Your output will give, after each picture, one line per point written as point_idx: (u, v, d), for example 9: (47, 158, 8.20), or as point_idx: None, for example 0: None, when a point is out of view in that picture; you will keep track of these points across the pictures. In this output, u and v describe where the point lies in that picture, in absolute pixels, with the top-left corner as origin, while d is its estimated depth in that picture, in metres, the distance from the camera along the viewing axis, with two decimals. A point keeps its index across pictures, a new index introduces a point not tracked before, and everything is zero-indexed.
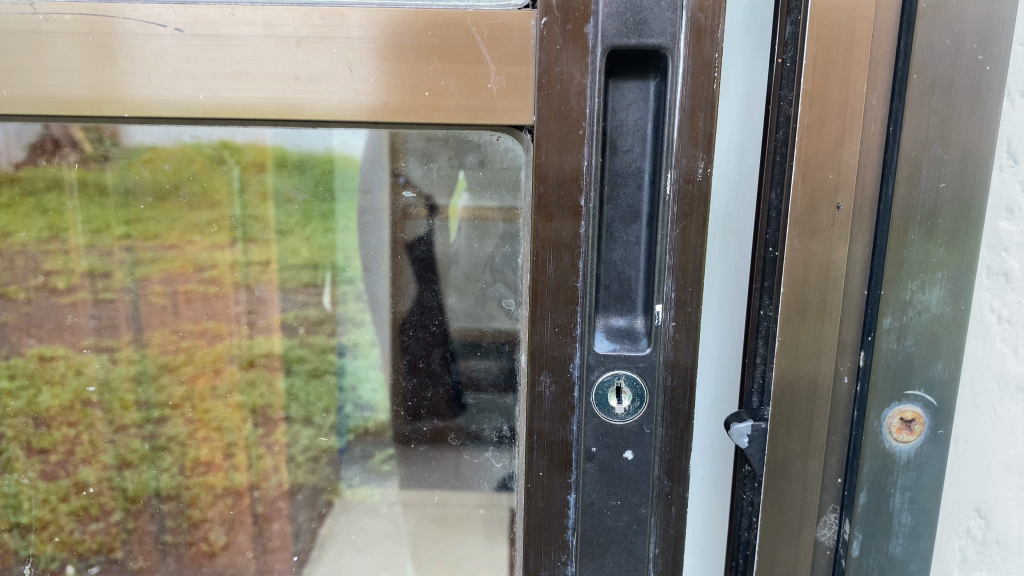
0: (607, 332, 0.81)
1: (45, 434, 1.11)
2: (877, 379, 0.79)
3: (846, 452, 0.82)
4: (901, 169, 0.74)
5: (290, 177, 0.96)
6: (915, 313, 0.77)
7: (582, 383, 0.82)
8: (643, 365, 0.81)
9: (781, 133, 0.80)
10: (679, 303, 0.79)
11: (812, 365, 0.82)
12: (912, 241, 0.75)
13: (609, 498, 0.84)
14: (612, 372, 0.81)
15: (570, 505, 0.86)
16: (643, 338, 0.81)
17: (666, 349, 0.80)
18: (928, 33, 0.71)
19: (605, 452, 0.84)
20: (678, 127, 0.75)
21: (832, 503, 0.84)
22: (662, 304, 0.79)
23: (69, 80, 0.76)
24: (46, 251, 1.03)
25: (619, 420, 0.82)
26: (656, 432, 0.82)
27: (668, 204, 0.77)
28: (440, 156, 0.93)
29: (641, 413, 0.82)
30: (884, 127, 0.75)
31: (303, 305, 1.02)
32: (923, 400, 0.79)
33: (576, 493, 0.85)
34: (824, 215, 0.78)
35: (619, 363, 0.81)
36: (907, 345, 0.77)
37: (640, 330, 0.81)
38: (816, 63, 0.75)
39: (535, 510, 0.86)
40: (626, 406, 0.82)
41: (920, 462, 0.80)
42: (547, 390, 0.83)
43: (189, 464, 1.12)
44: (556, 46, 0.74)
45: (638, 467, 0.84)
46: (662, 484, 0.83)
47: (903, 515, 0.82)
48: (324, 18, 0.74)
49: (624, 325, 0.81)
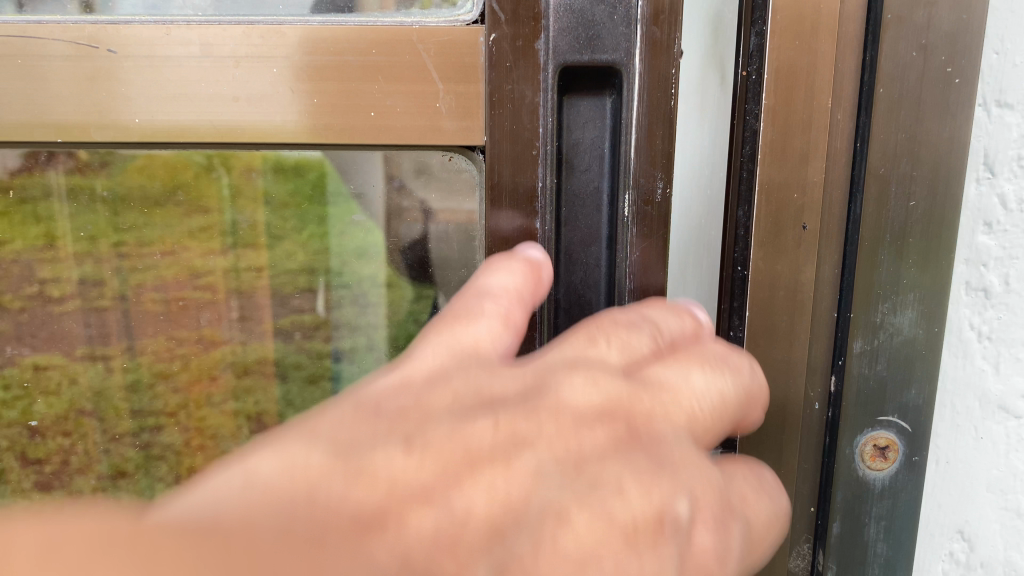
0: None
1: (38, 444, 1.06)
2: (848, 405, 0.76)
3: (818, 481, 0.79)
4: (869, 188, 0.71)
5: (284, 179, 0.91)
6: (886, 336, 0.74)
7: None
8: None
9: (746, 149, 0.75)
10: None
11: (780, 389, 0.78)
12: (882, 261, 0.72)
13: None
14: None
15: None
16: None
17: None
18: (893, 44, 0.68)
19: None
20: (636, 145, 0.73)
21: (806, 534, 0.80)
22: None
23: (40, 103, 0.76)
24: (41, 260, 0.98)
25: None
26: None
27: (628, 226, 0.75)
28: (432, 162, 0.87)
29: None
30: (850, 143, 0.72)
31: (298, 310, 0.98)
32: (897, 426, 0.76)
33: None
34: (790, 235, 0.75)
35: None
36: (878, 369, 0.75)
37: None
38: (778, 75, 0.71)
39: None
40: None
41: (895, 490, 0.77)
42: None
43: (184, 474, 1.08)
44: (506, 64, 0.72)
45: None
46: None
47: (878, 546, 0.78)
48: (262, 37, 0.73)
49: None
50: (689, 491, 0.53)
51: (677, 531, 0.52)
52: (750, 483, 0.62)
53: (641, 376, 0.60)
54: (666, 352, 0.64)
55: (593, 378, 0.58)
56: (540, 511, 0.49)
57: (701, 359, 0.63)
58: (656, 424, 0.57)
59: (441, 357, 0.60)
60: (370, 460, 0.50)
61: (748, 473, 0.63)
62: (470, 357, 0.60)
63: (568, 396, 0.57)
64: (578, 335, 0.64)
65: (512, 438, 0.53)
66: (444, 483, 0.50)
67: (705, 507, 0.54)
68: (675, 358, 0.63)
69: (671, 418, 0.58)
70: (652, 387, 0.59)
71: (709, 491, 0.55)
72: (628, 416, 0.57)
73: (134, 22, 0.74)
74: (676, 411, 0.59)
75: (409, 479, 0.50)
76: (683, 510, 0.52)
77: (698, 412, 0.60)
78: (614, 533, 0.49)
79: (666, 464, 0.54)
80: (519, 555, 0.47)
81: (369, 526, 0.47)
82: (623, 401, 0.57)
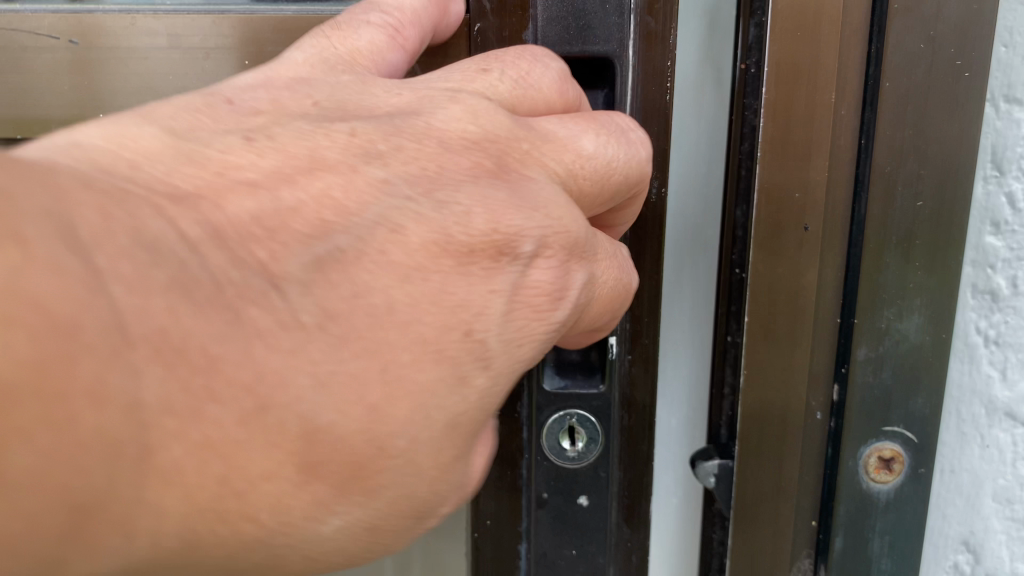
0: (560, 368, 0.77)
1: None
2: (853, 415, 0.72)
3: (820, 494, 0.75)
4: (875, 188, 0.67)
5: None
6: (891, 343, 0.70)
7: (531, 424, 0.77)
8: (597, 403, 0.76)
9: (745, 146, 0.73)
10: (634, 335, 0.75)
11: (779, 398, 0.74)
12: (888, 264, 0.69)
13: (563, 549, 0.79)
14: (564, 411, 0.76)
15: (521, 555, 0.80)
16: (598, 373, 0.77)
17: (621, 384, 0.76)
18: (900, 35, 0.64)
19: (559, 499, 0.78)
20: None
21: (806, 549, 0.76)
22: (617, 337, 0.75)
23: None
24: None
25: (573, 462, 0.77)
26: (613, 474, 0.78)
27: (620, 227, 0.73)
28: None
29: (597, 455, 0.77)
30: (855, 139, 0.67)
31: None
32: (902, 437, 0.72)
33: (528, 543, 0.79)
34: (791, 237, 0.70)
35: (572, 402, 0.76)
36: (884, 378, 0.71)
37: (596, 363, 0.77)
38: (779, 68, 0.67)
39: (485, 561, 0.81)
40: (579, 448, 0.77)
41: (900, 503, 0.74)
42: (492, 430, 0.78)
43: None
44: (491, 55, 0.69)
45: (594, 515, 0.78)
46: (622, 532, 0.79)
47: (882, 561, 0.75)
48: (234, 27, 0.69)
49: (578, 359, 0.77)
50: (540, 235, 0.52)
51: (514, 261, 0.50)
52: (611, 249, 0.62)
53: (529, 120, 0.58)
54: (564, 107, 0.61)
55: (471, 106, 0.55)
56: (377, 214, 0.46)
57: (604, 122, 0.61)
58: (529, 170, 0.54)
59: (304, 63, 0.58)
60: (203, 151, 0.45)
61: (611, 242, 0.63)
62: (358, 89, 0.56)
63: (439, 122, 0.53)
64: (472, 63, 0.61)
65: (362, 148, 0.49)
66: (275, 180, 0.45)
67: (552, 252, 0.53)
68: (570, 115, 0.60)
69: (549, 167, 0.56)
70: (538, 132, 0.57)
71: (567, 241, 0.53)
72: (502, 151, 0.54)
73: (98, 10, 0.70)
74: (558, 163, 0.57)
75: (243, 171, 0.45)
76: (528, 245, 0.51)
77: (578, 173, 0.58)
78: (448, 252, 0.47)
79: (526, 196, 0.52)
80: (338, 294, 0.42)
81: (179, 199, 0.40)
82: (504, 135, 0.54)
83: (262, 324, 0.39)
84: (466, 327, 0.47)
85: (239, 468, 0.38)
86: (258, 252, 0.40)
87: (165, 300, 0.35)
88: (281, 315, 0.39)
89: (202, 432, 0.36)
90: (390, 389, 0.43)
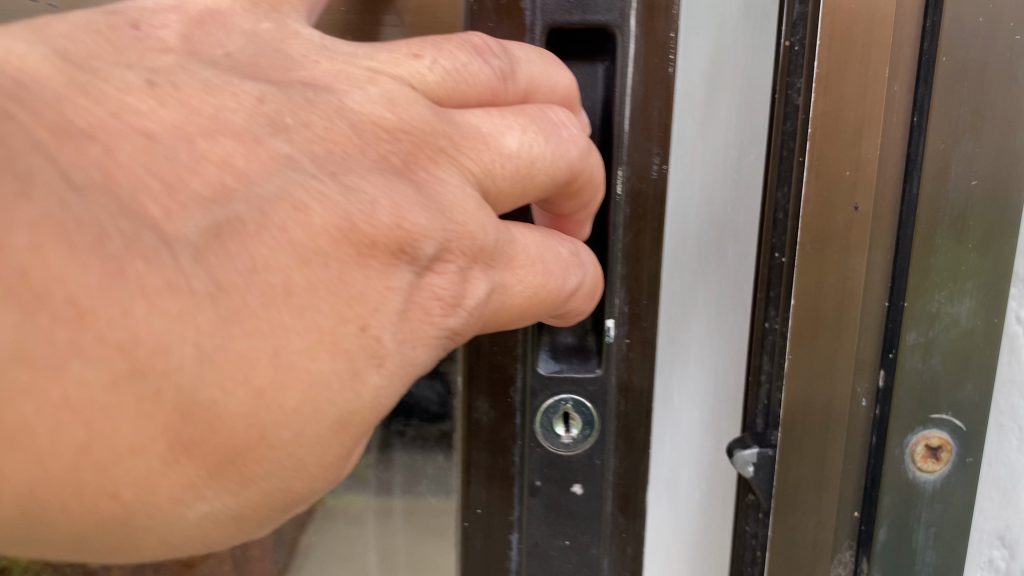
0: (554, 354, 0.78)
1: None
2: (900, 401, 0.69)
3: (863, 483, 0.73)
4: (927, 167, 0.65)
5: None
6: (941, 328, 0.68)
7: (526, 409, 0.77)
8: (593, 389, 0.77)
9: (789, 126, 0.74)
10: (633, 318, 0.75)
11: (824, 387, 0.72)
12: (939, 246, 0.66)
13: (556, 538, 0.80)
14: (558, 397, 0.77)
15: (513, 546, 0.81)
16: (594, 359, 0.78)
17: (618, 369, 0.77)
18: (960, 8, 0.61)
19: (551, 487, 0.79)
20: (630, 118, 0.71)
21: (847, 540, 0.74)
22: (614, 319, 0.75)
23: None
24: None
25: (568, 451, 0.78)
26: (608, 462, 0.78)
27: (620, 205, 0.73)
28: None
29: (591, 443, 0.78)
30: (908, 117, 0.65)
31: None
32: (951, 425, 0.70)
33: (520, 533, 0.80)
34: (841, 217, 0.69)
35: (566, 387, 0.77)
36: (933, 364, 0.68)
37: (592, 349, 0.78)
38: (831, 46, 0.67)
39: (475, 550, 0.82)
40: (574, 435, 0.77)
41: (946, 493, 0.71)
42: (485, 416, 0.78)
43: None
44: (488, 23, 0.69)
45: (588, 503, 0.79)
46: (616, 521, 0.79)
47: (927, 554, 0.73)
48: None
49: (573, 343, 0.79)
50: (439, 235, 0.52)
51: (414, 262, 0.50)
52: (540, 246, 0.61)
53: (451, 113, 0.57)
54: (495, 100, 0.62)
55: (388, 90, 0.54)
56: (278, 188, 0.45)
57: (536, 116, 0.61)
58: (439, 168, 0.54)
59: None
60: (100, 85, 0.45)
61: (543, 237, 0.63)
62: (278, 39, 0.56)
63: (352, 103, 0.52)
64: (404, 45, 0.59)
65: (269, 117, 0.48)
66: (174, 135, 0.44)
67: (451, 258, 0.53)
68: (498, 109, 0.60)
69: (464, 166, 0.55)
70: (459, 129, 0.56)
71: (470, 247, 0.54)
72: (416, 143, 0.53)
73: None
74: (475, 161, 0.56)
75: (143, 117, 0.44)
76: (428, 248, 0.51)
77: (497, 172, 0.58)
78: (349, 242, 0.46)
79: (433, 202, 0.52)
80: (237, 268, 0.41)
81: (70, 135, 0.41)
82: (420, 128, 0.54)
83: (148, 282, 0.38)
84: (360, 322, 0.46)
85: (103, 436, 0.38)
86: (151, 208, 0.41)
87: (33, 242, 0.36)
88: (172, 278, 0.39)
89: (61, 390, 0.36)
90: (280, 374, 0.43)
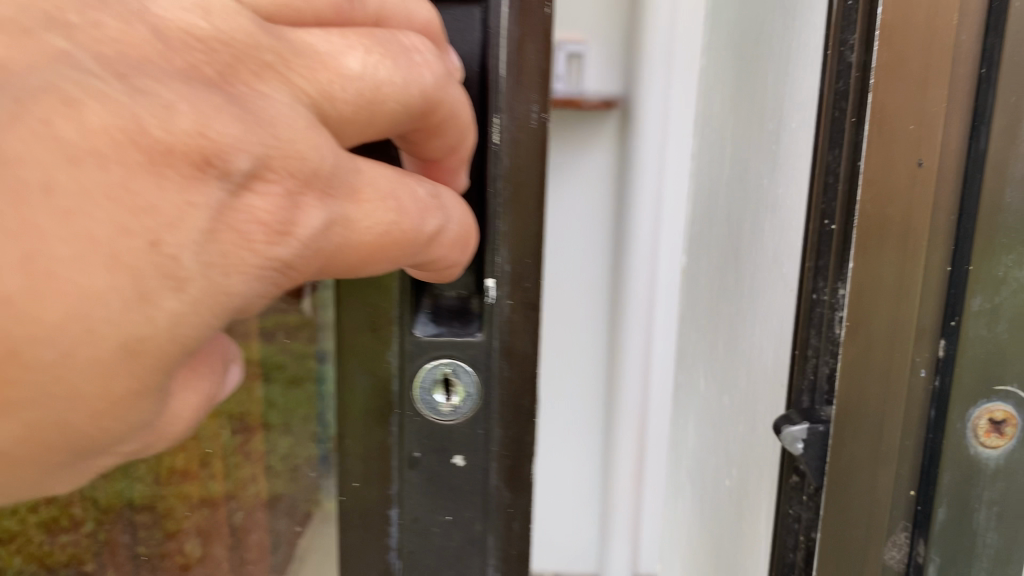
0: (434, 318, 0.66)
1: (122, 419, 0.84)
2: (963, 371, 0.65)
3: (920, 459, 0.69)
4: (997, 121, 0.60)
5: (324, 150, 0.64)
6: (1008, 293, 0.63)
7: (401, 373, 0.65)
8: (473, 352, 0.64)
9: (841, 85, 0.71)
10: (517, 279, 0.63)
11: (882, 356, 0.68)
12: (1009, 206, 0.62)
13: (436, 512, 0.66)
14: (436, 359, 0.64)
15: (391, 522, 0.68)
16: (476, 322, 0.65)
17: (501, 333, 0.64)
18: None
19: (431, 458, 0.66)
20: (505, 61, 0.58)
21: (903, 520, 0.71)
22: (494, 279, 0.63)
23: None
24: None
25: (446, 419, 0.65)
26: (491, 433, 0.65)
27: (498, 156, 0.60)
28: None
29: (473, 409, 0.65)
30: (976, 68, 0.60)
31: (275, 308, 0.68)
32: (1015, 398, 0.66)
33: (399, 507, 0.67)
34: (903, 173, 0.64)
35: (444, 348, 0.64)
36: (998, 332, 0.64)
37: (475, 313, 0.66)
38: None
39: (347, 543, 0.70)
40: (454, 402, 0.65)
41: (1010, 470, 0.67)
42: (358, 380, 0.66)
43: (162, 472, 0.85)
44: None
45: (471, 476, 0.66)
46: (501, 496, 0.66)
47: (988, 535, 0.69)
48: None
49: (457, 305, 0.67)
50: (257, 145, 0.39)
51: (225, 178, 0.39)
52: (389, 181, 0.48)
53: (281, 29, 0.44)
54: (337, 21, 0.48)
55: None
56: (44, 80, 0.35)
57: (384, 40, 0.48)
58: (264, 84, 0.42)
59: None
60: None
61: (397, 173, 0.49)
62: None
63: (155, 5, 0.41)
64: None
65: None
66: None
67: (274, 177, 0.41)
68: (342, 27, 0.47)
69: (294, 85, 0.43)
70: (286, 43, 0.44)
71: (300, 169, 0.42)
72: (235, 57, 0.42)
73: None
74: (308, 80, 0.44)
75: None
76: (242, 162, 0.39)
77: (335, 96, 0.45)
78: (137, 146, 0.36)
79: (259, 118, 0.40)
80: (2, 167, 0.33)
81: None
82: (240, 39, 0.42)
83: None
84: (150, 235, 0.36)
85: None
86: None
87: None
88: None
89: None
90: (34, 281, 0.34)
